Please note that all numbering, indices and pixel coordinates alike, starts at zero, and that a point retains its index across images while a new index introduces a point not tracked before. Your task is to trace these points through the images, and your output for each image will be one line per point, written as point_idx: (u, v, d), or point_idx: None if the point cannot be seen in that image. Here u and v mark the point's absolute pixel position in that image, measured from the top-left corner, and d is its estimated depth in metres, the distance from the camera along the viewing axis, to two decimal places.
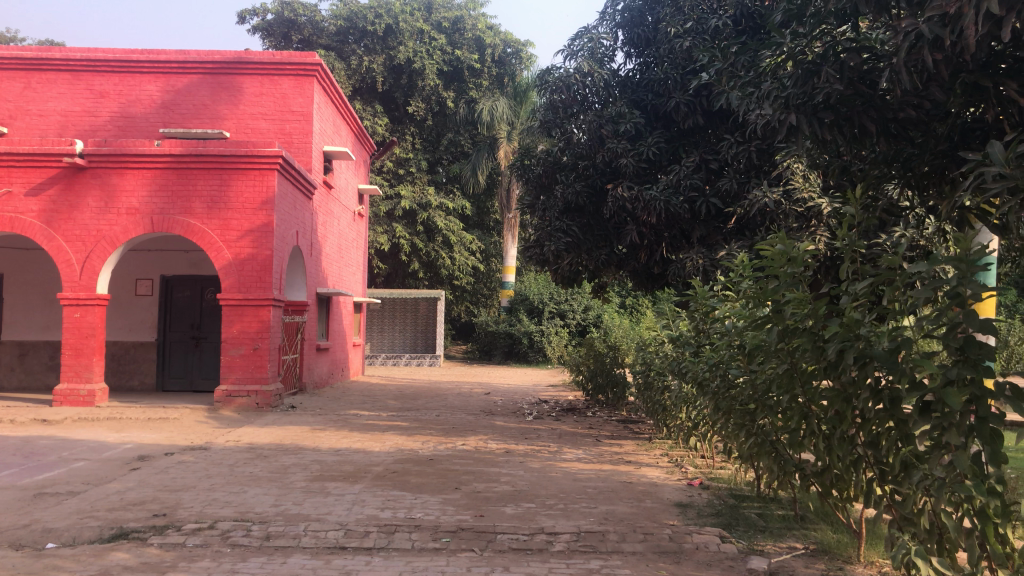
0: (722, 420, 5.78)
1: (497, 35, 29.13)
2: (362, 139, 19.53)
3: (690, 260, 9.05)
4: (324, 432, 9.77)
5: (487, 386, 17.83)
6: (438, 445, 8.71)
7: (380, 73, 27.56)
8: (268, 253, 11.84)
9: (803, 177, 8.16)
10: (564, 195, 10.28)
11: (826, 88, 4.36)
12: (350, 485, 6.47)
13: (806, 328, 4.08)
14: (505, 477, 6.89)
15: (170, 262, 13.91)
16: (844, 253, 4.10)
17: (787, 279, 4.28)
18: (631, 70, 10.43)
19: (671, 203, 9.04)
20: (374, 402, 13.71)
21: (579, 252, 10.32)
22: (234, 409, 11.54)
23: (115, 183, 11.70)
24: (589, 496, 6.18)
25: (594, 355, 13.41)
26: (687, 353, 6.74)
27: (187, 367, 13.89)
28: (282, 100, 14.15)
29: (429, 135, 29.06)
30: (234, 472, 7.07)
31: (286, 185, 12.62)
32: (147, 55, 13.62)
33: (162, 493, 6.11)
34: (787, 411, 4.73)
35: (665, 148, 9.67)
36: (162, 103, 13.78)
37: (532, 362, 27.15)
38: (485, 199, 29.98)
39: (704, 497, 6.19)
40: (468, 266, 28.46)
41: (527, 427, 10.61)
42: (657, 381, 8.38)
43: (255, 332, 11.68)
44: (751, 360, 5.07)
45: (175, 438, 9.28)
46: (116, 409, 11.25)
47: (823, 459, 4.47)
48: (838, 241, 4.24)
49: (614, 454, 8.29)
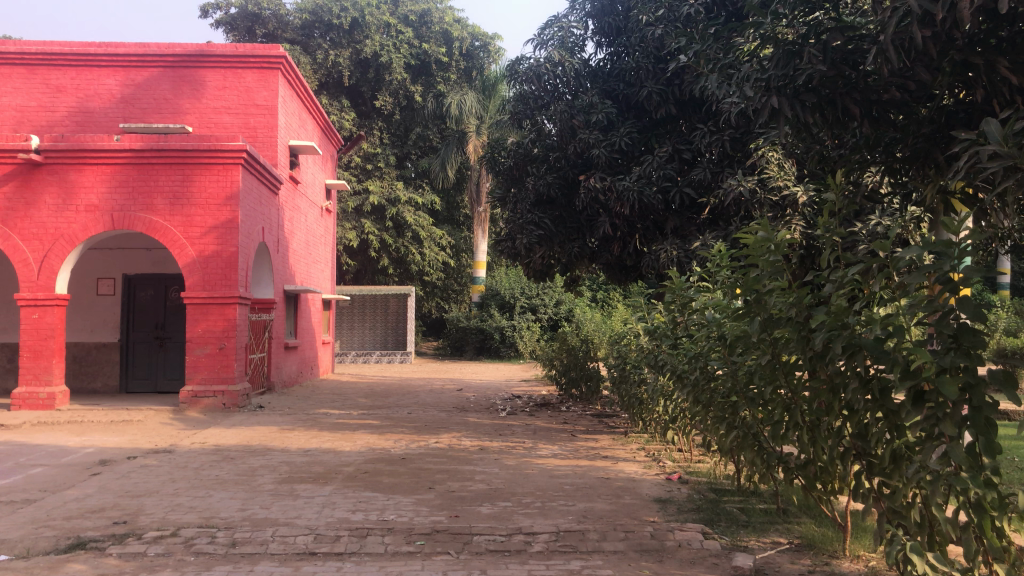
0: (702, 414, 5.65)
1: (464, 28, 28.91)
2: (329, 134, 19.21)
3: (664, 252, 8.94)
4: (293, 432, 9.53)
5: (459, 383, 17.65)
6: (410, 443, 8.52)
7: (346, 67, 27.22)
8: (233, 250, 11.56)
9: (778, 165, 8.06)
10: (536, 187, 10.14)
11: (809, 69, 4.19)
12: (321, 487, 6.27)
13: (790, 316, 3.94)
14: (480, 475, 6.73)
15: (132, 260, 13.55)
16: (827, 240, 3.98)
17: (769, 267, 4.14)
18: (602, 60, 10.29)
19: (644, 194, 8.92)
20: (344, 400, 13.46)
21: (552, 245, 10.18)
22: (200, 410, 11.24)
23: (73, 179, 11.33)
24: (567, 493, 6.03)
25: (568, 349, 13.29)
26: (664, 346, 6.60)
27: (151, 367, 13.54)
28: (246, 93, 13.83)
29: (397, 130, 28.77)
30: (200, 476, 6.83)
31: (251, 180, 12.32)
32: (105, 48, 13.25)
33: (124, 499, 5.86)
34: (770, 403, 4.61)
35: (637, 139, 9.56)
36: (121, 98, 13.40)
37: (504, 357, 27.01)
38: (454, 194, 29.77)
39: (684, 492, 6.07)
40: (438, 261, 28.21)
41: (500, 423, 10.45)
42: (632, 374, 8.25)
43: (221, 331, 11.39)
44: (732, 351, 4.94)
45: (139, 441, 9.00)
46: (78, 412, 10.91)
47: (808, 452, 4.35)
48: (820, 228, 4.10)
49: (590, 449, 8.16)
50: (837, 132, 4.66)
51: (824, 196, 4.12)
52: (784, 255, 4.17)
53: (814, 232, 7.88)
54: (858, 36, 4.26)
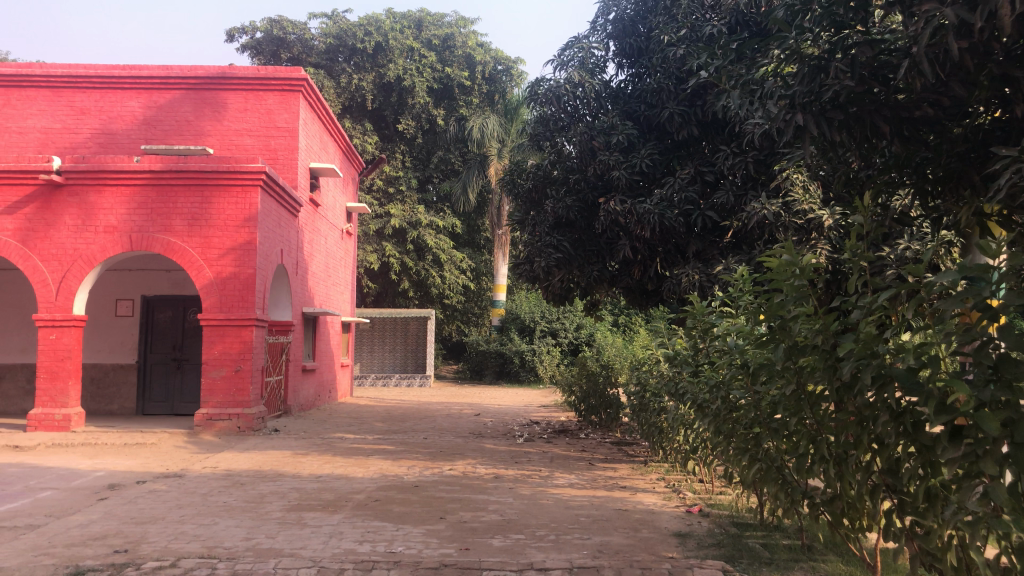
0: (723, 445, 5.42)
1: (487, 52, 29.02)
2: (350, 156, 19.22)
3: (686, 275, 8.74)
4: (307, 457, 9.38)
5: (477, 407, 17.44)
6: (424, 470, 8.32)
7: (370, 91, 27.36)
8: (250, 272, 11.49)
9: (803, 188, 7.86)
10: (555, 210, 10.00)
11: (837, 84, 4.02)
12: (329, 516, 6.10)
13: (816, 344, 3.73)
14: (493, 505, 6.52)
15: (152, 282, 13.54)
16: (853, 265, 3.78)
17: (794, 292, 3.95)
18: (624, 81, 10.16)
19: (665, 216, 8.73)
20: (361, 425, 13.29)
21: (571, 269, 9.98)
22: (214, 433, 11.13)
23: (93, 200, 11.34)
24: (583, 526, 5.81)
25: (587, 375, 13.08)
26: (685, 374, 6.39)
27: (168, 389, 13.48)
28: (267, 115, 13.84)
29: (420, 153, 28.83)
30: (208, 502, 6.68)
31: (270, 202, 12.29)
32: (130, 70, 13.32)
33: (128, 526, 5.73)
34: (795, 435, 4.40)
35: (659, 161, 9.39)
36: (144, 120, 13.45)
37: (524, 382, 26.79)
38: (476, 217, 29.73)
39: (705, 526, 5.83)
40: (459, 285, 28.09)
41: (517, 450, 10.23)
42: (652, 402, 8.02)
43: (237, 353, 11.29)
44: (754, 381, 4.73)
45: (150, 465, 8.88)
46: (92, 434, 10.83)
47: (835, 486, 4.12)
48: (847, 250, 3.88)
49: (608, 478, 7.93)
50: (864, 152, 4.46)
51: (851, 217, 3.91)
52: (809, 280, 3.96)
53: (842, 256, 7.63)
54: (888, 50, 4.10)
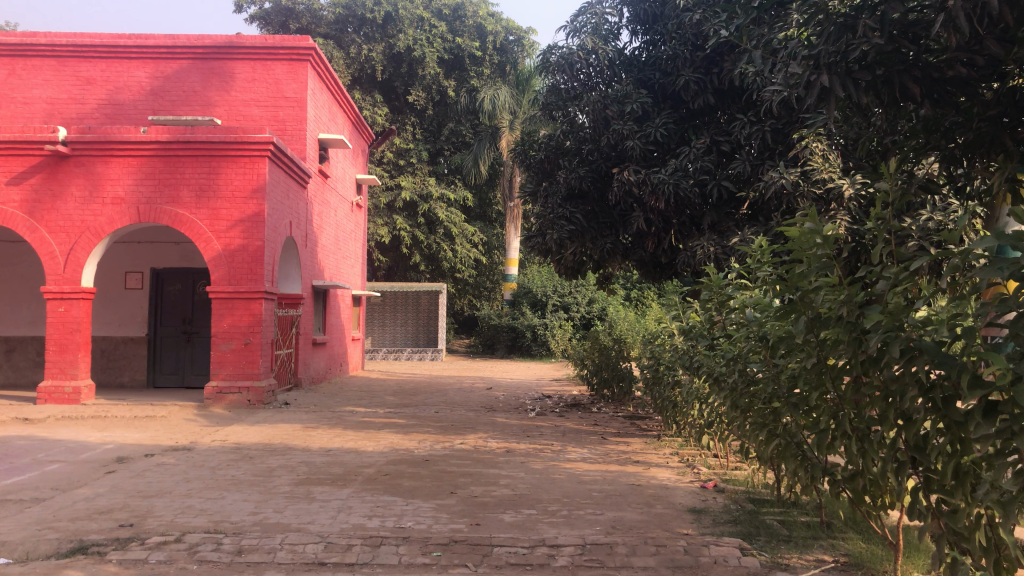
0: (740, 420, 5.29)
1: (498, 22, 28.65)
2: (360, 128, 19.03)
3: (701, 248, 8.57)
4: (316, 430, 9.31)
5: (489, 381, 17.38)
6: (434, 444, 8.24)
7: (380, 62, 27.09)
8: (259, 244, 11.37)
9: (823, 156, 7.64)
10: (567, 180, 9.82)
11: (864, 42, 3.78)
12: (338, 490, 6.00)
13: (839, 315, 3.57)
14: (505, 479, 6.41)
15: (161, 254, 13.46)
16: (877, 233, 3.61)
17: (817, 262, 3.78)
18: (638, 48, 9.91)
19: (680, 187, 8.55)
20: (372, 398, 13.23)
21: (584, 242, 9.81)
22: (224, 406, 11.08)
23: (99, 171, 11.23)
24: (595, 501, 5.71)
25: (599, 349, 12.95)
26: (700, 346, 6.24)
27: (179, 362, 13.45)
28: (275, 85, 13.66)
29: (431, 125, 28.59)
30: (216, 475, 6.60)
31: (278, 173, 12.14)
32: (135, 40, 13.16)
33: (134, 499, 5.66)
34: (816, 410, 4.25)
35: (673, 130, 9.20)
36: (150, 90, 13.31)
37: (535, 356, 26.71)
38: (487, 190, 29.51)
39: (720, 502, 5.72)
40: (470, 258, 27.93)
41: (529, 423, 10.13)
42: (666, 376, 7.89)
43: (247, 326, 11.22)
44: (773, 355, 4.58)
45: (159, 438, 8.82)
46: (103, 406, 10.80)
47: (857, 463, 3.98)
48: (873, 218, 3.71)
49: (621, 453, 7.81)
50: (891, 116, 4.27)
51: (876, 183, 3.72)
52: (832, 249, 3.79)
53: (862, 228, 7.42)
54: (918, 7, 3.89)
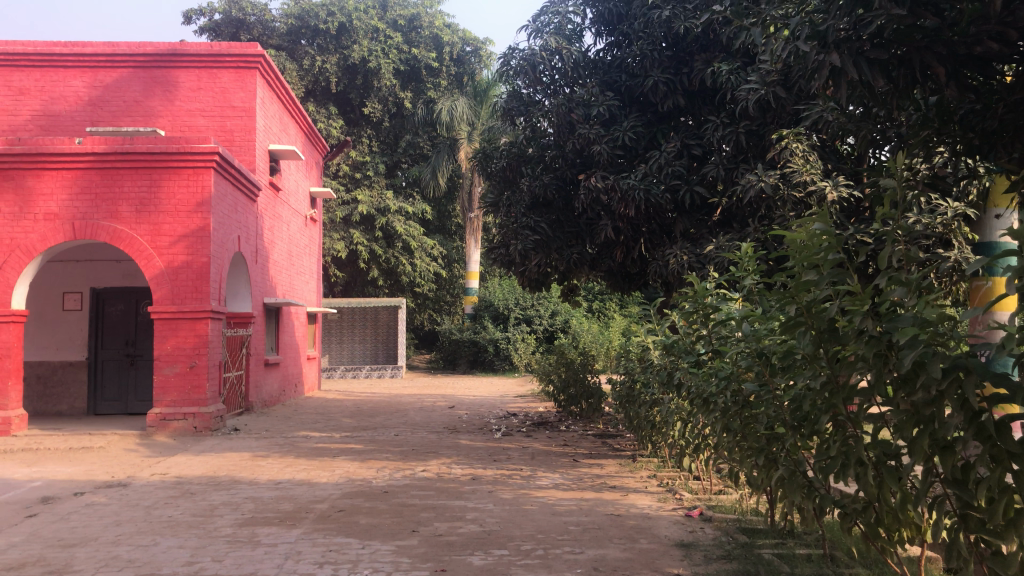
0: (732, 443, 4.79)
1: (455, 32, 28.18)
2: (313, 139, 18.37)
3: (674, 256, 8.11)
4: (267, 460, 8.64)
5: (451, 399, 16.75)
6: (395, 472, 7.64)
7: (334, 73, 26.48)
8: (205, 261, 10.70)
9: (803, 158, 7.23)
10: (531, 188, 9.34)
11: (882, 15, 3.43)
12: (287, 531, 5.40)
13: (860, 330, 3.10)
14: (472, 513, 5.84)
15: (101, 272, 12.70)
16: (889, 236, 3.20)
17: (830, 268, 3.32)
18: (602, 50, 9.42)
19: (652, 192, 8.08)
20: (327, 421, 12.53)
21: (549, 252, 9.28)
22: (169, 435, 10.34)
23: (30, 185, 10.46)
24: (573, 536, 5.18)
25: (566, 363, 12.44)
26: (681, 363, 5.76)
27: (121, 388, 12.66)
28: (222, 94, 12.97)
29: (387, 138, 27.94)
30: (150, 517, 5.93)
31: (225, 185, 11.49)
32: (72, 47, 12.44)
33: (52, 550, 5.00)
34: (824, 435, 3.78)
35: (642, 133, 8.76)
36: (89, 100, 12.58)
37: (498, 371, 26.20)
38: (446, 203, 28.95)
39: (709, 533, 5.21)
40: (430, 272, 27.30)
41: (496, 445, 9.56)
42: (642, 395, 7.39)
43: (193, 348, 10.52)
44: (773, 374, 4.09)
45: (94, 473, 8.09)
46: (36, 438, 9.99)
47: (872, 493, 3.52)
48: (883, 221, 3.30)
49: (595, 477, 7.29)
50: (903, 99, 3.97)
51: (885, 180, 3.31)
52: (844, 256, 3.37)
53: (844, 232, 7.02)
54: None
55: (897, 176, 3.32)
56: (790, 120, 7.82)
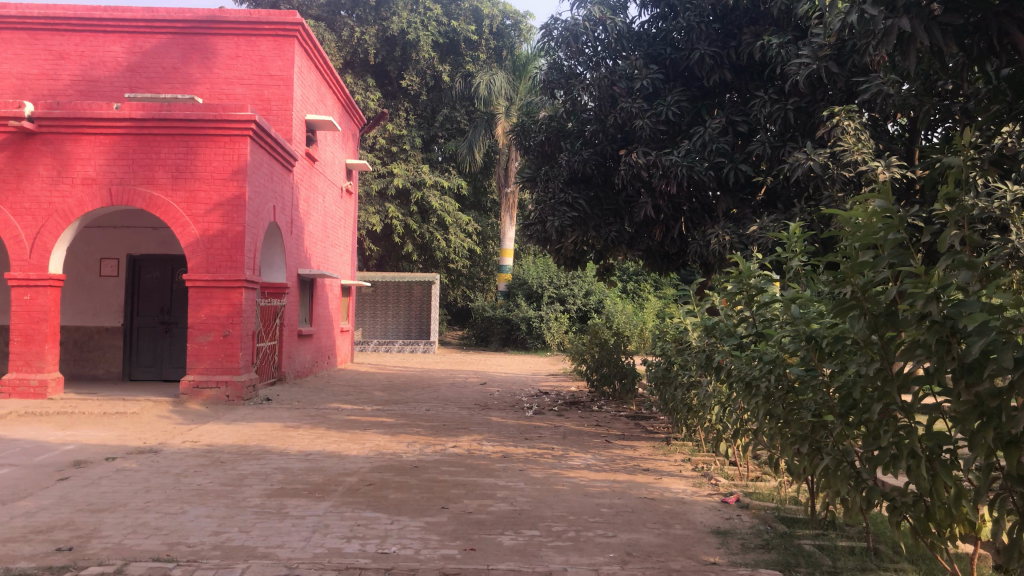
0: (774, 430, 4.60)
1: (495, 6, 27.85)
2: (350, 111, 18.29)
3: (715, 236, 7.87)
4: (297, 431, 8.61)
5: (483, 375, 16.66)
6: (425, 447, 7.57)
7: (373, 45, 26.35)
8: (239, 229, 10.67)
9: (854, 137, 6.95)
10: (570, 163, 9.13)
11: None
12: (315, 503, 5.33)
13: (922, 314, 2.88)
14: (502, 491, 5.73)
15: (137, 239, 12.74)
16: (953, 215, 3.00)
17: (891, 248, 3.10)
18: (647, 23, 9.17)
19: (694, 169, 7.85)
20: (359, 394, 12.51)
21: (586, 229, 9.06)
22: (201, 402, 10.37)
23: (68, 150, 10.48)
24: (605, 519, 5.04)
25: (600, 343, 12.29)
26: (722, 345, 5.58)
27: (156, 354, 12.75)
28: (260, 63, 12.88)
29: (424, 112, 27.79)
30: (180, 484, 5.90)
31: (261, 154, 11.42)
32: (111, 12, 12.42)
33: (80, 514, 4.98)
34: (874, 425, 3.58)
35: (686, 109, 8.51)
36: (128, 66, 12.59)
37: (530, 349, 26.10)
38: (482, 178, 28.78)
39: (747, 521, 5.05)
40: (464, 248, 27.20)
41: (527, 424, 9.45)
42: (679, 377, 7.20)
43: (226, 317, 10.52)
44: (823, 360, 3.90)
45: (126, 438, 8.11)
46: (71, 402, 10.07)
47: (924, 488, 3.32)
48: (945, 201, 3.10)
49: (628, 459, 7.15)
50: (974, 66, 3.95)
51: (948, 157, 3.11)
52: (904, 237, 3.17)
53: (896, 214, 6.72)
54: None
55: (962, 154, 3.10)
56: (842, 97, 7.54)
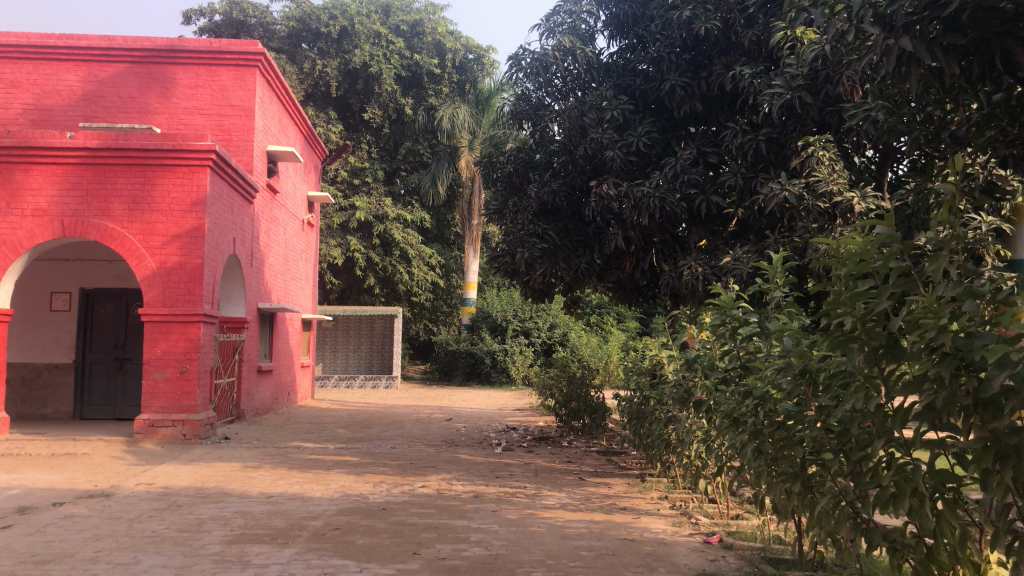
0: (764, 468, 4.40)
1: (458, 39, 27.87)
2: (312, 142, 18.07)
3: (689, 268, 7.75)
4: (257, 471, 8.26)
5: (448, 410, 16.33)
6: (392, 488, 7.27)
7: (334, 78, 26.19)
8: (198, 262, 10.34)
9: (829, 167, 6.94)
10: (539, 195, 9.00)
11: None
12: (279, 551, 5.03)
13: (932, 346, 2.74)
14: (476, 535, 5.47)
15: (91, 272, 12.32)
16: (950, 241, 2.88)
17: (895, 278, 2.97)
18: (616, 54, 9.15)
19: (667, 200, 7.74)
20: (321, 431, 12.14)
21: (555, 261, 8.88)
22: (156, 442, 9.94)
23: (18, 180, 10.08)
24: (586, 563, 4.81)
25: (568, 376, 12.10)
26: (705, 380, 5.41)
27: (109, 392, 12.26)
28: (221, 92, 12.63)
29: (387, 144, 27.63)
30: (133, 531, 5.55)
31: (221, 185, 11.13)
32: (66, 40, 12.12)
33: (23, 567, 4.61)
34: (874, 463, 3.40)
35: (657, 140, 8.43)
36: (83, 95, 12.25)
37: (494, 383, 25.80)
38: (445, 211, 28.61)
39: (732, 563, 4.86)
40: (428, 281, 26.92)
41: (496, 461, 9.19)
42: (655, 413, 7.02)
43: (183, 353, 10.14)
44: (818, 394, 3.72)
45: (76, 481, 7.69)
46: (17, 443, 9.58)
47: (932, 530, 3.14)
48: (942, 230, 2.98)
49: (604, 497, 6.93)
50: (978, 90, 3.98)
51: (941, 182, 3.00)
52: (904, 267, 3.04)
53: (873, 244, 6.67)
54: None
55: (957, 177, 2.99)
56: (814, 127, 7.54)
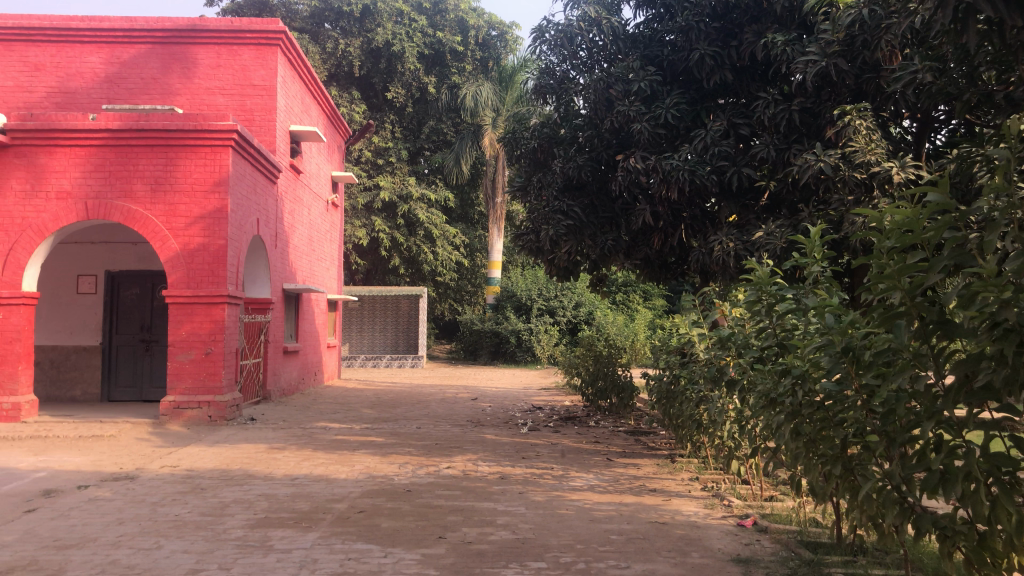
0: (803, 450, 4.20)
1: (480, 17, 27.65)
2: (335, 121, 17.94)
3: (719, 243, 7.54)
4: (282, 453, 8.20)
5: (474, 390, 16.23)
6: (417, 469, 7.18)
7: (357, 57, 26.06)
8: (222, 243, 10.27)
9: (866, 136, 6.70)
10: (564, 170, 8.79)
11: None
12: (302, 535, 4.94)
13: (994, 321, 2.55)
14: (503, 518, 5.35)
15: (117, 254, 12.33)
16: (1007, 209, 2.66)
17: (948, 249, 2.76)
18: (643, 24, 8.87)
19: (697, 173, 7.51)
20: (346, 412, 12.08)
21: (581, 238, 8.67)
22: (182, 423, 9.94)
23: (43, 163, 10.06)
24: (616, 548, 4.67)
25: (594, 355, 11.95)
26: (739, 358, 5.21)
27: (136, 374, 12.31)
28: (242, 72, 12.50)
29: (410, 124, 27.48)
30: (156, 515, 5.49)
31: (243, 165, 11.03)
32: (89, 22, 12.05)
33: (46, 552, 4.56)
34: (922, 446, 3.19)
35: (686, 111, 8.19)
36: (106, 77, 12.20)
37: (520, 362, 25.69)
38: (468, 190, 28.45)
39: (767, 548, 4.69)
40: (452, 261, 26.82)
41: (522, 441, 9.07)
42: (685, 392, 6.84)
43: (208, 334, 10.10)
44: (861, 372, 3.51)
45: (101, 463, 7.67)
46: (45, 425, 9.61)
47: (987, 517, 2.94)
48: (999, 197, 2.76)
49: (633, 479, 6.78)
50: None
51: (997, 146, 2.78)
52: (958, 236, 2.82)
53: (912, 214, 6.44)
54: None
55: (1014, 141, 2.77)
56: (849, 96, 7.29)
